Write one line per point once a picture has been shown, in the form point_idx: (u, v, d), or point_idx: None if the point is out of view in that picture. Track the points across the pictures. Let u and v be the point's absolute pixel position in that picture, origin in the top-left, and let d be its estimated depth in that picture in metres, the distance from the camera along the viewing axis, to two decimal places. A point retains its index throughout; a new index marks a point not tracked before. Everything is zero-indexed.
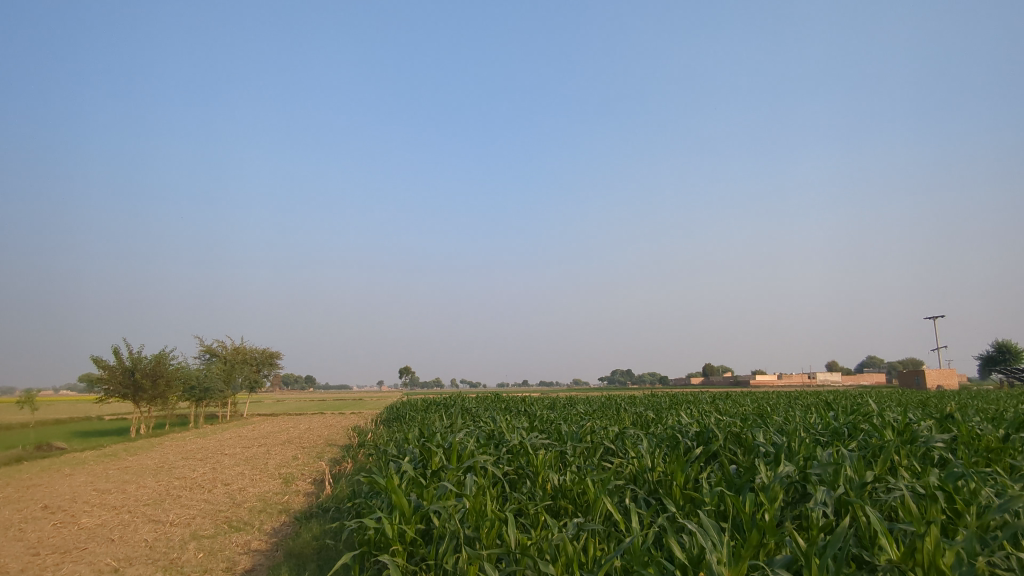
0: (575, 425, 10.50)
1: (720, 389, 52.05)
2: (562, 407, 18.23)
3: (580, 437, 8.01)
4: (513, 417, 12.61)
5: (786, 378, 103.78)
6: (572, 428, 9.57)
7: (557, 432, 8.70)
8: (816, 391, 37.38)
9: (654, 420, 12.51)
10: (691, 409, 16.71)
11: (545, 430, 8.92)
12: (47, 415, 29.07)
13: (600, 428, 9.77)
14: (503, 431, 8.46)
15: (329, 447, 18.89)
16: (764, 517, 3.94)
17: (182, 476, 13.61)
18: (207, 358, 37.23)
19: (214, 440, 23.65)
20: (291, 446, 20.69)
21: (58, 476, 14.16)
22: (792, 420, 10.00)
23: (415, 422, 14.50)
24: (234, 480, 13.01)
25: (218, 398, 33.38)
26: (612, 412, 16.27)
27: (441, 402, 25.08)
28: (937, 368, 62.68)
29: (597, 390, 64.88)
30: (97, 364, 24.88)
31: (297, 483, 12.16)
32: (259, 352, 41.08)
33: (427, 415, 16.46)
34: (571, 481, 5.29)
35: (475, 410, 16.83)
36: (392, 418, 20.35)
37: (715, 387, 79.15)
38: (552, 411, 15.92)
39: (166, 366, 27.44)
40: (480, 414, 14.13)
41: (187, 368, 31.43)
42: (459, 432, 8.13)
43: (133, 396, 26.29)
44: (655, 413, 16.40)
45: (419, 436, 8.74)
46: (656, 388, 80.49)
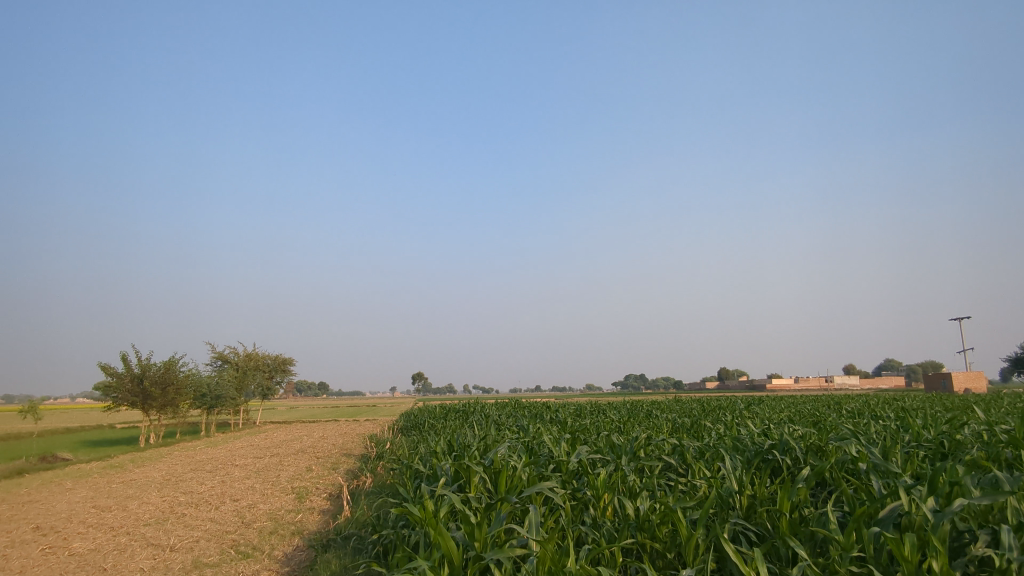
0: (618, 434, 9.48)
1: (740, 394, 50.86)
2: (594, 414, 17.23)
3: (635, 449, 7.02)
4: (544, 426, 11.59)
5: (805, 382, 101.85)
6: (619, 438, 8.56)
7: (606, 445, 7.71)
8: (842, 394, 36.06)
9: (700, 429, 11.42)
10: (732, 416, 15.55)
11: (591, 442, 7.96)
12: (56, 424, 28.47)
13: (649, 438, 8.74)
14: (545, 444, 7.48)
15: (345, 457, 17.97)
16: (937, 570, 2.94)
17: (189, 490, 12.74)
18: (219, 366, 36.64)
19: (224, 450, 22.82)
20: (305, 456, 19.80)
21: (58, 491, 13.35)
22: (866, 427, 8.88)
23: (438, 432, 13.52)
24: (244, 495, 12.09)
25: (230, 406, 32.67)
26: (646, 419, 15.18)
27: (459, 409, 24.07)
28: (965, 371, 60.80)
29: (612, 395, 64.02)
30: (105, 372, 24.16)
31: (311, 498, 11.21)
32: (272, 358, 40.34)
33: (450, 424, 15.50)
34: (650, 511, 4.31)
35: (502, 418, 15.81)
36: (410, 426, 19.40)
37: (733, 391, 77.69)
38: (583, 418, 14.86)
39: (175, 373, 26.68)
40: (506, 423, 13.13)
41: (198, 376, 30.71)
42: (497, 445, 7.16)
43: (142, 404, 25.53)
44: (693, 419, 15.25)
45: (451, 450, 7.77)
46: (672, 394, 79.23)
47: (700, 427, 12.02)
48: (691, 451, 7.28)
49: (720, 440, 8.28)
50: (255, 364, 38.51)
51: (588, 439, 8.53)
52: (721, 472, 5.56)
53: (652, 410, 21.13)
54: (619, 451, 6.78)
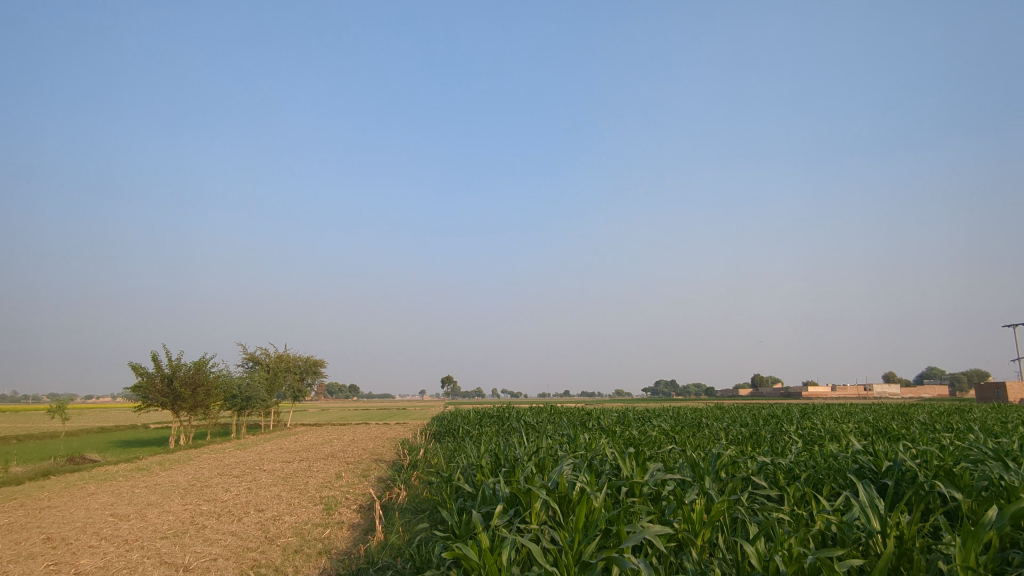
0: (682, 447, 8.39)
1: (778, 402, 49.27)
2: (641, 422, 16.12)
3: (718, 464, 5.93)
4: (593, 436, 10.56)
5: (844, 389, 98.75)
6: (688, 452, 7.47)
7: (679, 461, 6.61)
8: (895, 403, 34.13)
9: (767, 441, 10.26)
10: (791, 427, 14.27)
11: (660, 458, 6.88)
12: (90, 424, 28.43)
13: (723, 453, 7.60)
14: (611, 460, 6.44)
15: (376, 464, 17.19)
16: None
17: (212, 498, 12.04)
18: (251, 367, 36.50)
19: (253, 453, 22.23)
20: (334, 461, 19.07)
21: (81, 496, 12.79)
22: (976, 442, 7.62)
23: (475, 440, 12.57)
24: (269, 505, 11.31)
25: (261, 408, 32.31)
26: (697, 428, 14.02)
27: (493, 415, 23.17)
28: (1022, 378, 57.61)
29: (645, 401, 62.48)
30: (136, 372, 23.86)
31: (341, 511, 10.39)
32: (303, 360, 40.02)
33: (486, 431, 14.56)
34: (778, 561, 3.31)
35: (542, 426, 14.82)
36: (443, 432, 18.54)
37: (770, 399, 75.40)
38: (630, 427, 13.80)
39: (205, 374, 26.30)
40: (549, 431, 12.11)
41: (229, 376, 30.40)
42: (553, 462, 6.20)
43: (172, 405, 25.18)
44: (750, 430, 14.04)
45: (499, 466, 6.81)
46: (706, 400, 77.35)
47: (768, 440, 10.84)
48: (782, 471, 6.16)
49: (809, 459, 7.09)
50: (286, 365, 38.18)
51: (655, 453, 7.45)
52: (842, 500, 4.48)
53: (699, 418, 19.86)
54: (701, 469, 5.70)
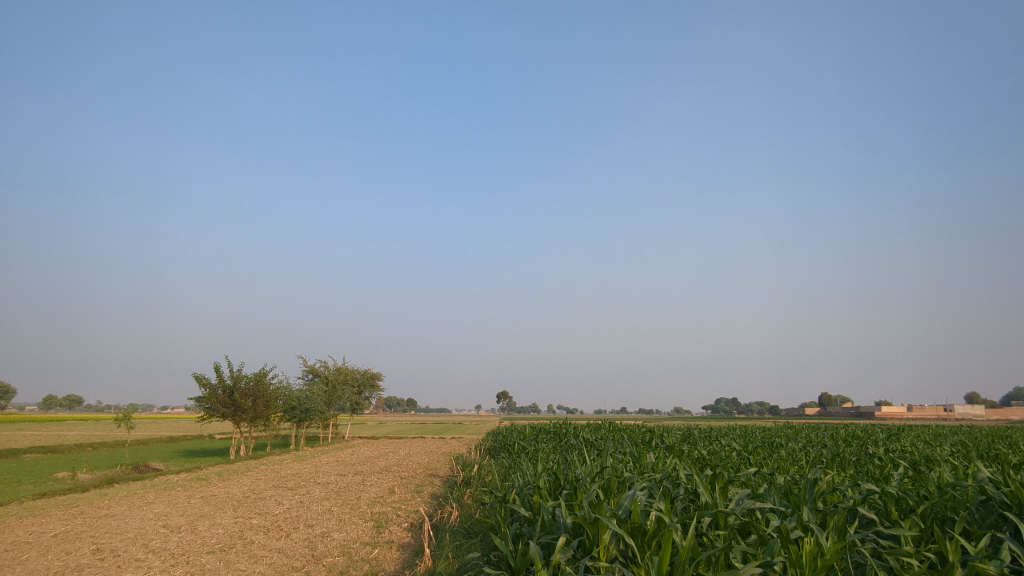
0: (764, 471, 7.53)
1: (849, 421, 46.51)
2: (708, 441, 15.14)
3: (817, 492, 5.10)
4: (659, 456, 9.77)
5: (923, 409, 92.74)
6: (772, 476, 6.66)
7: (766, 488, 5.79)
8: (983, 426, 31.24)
9: (859, 465, 9.20)
10: (879, 450, 12.99)
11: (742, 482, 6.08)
12: (158, 433, 29.28)
13: (816, 477, 6.71)
14: (685, 484, 5.71)
15: (430, 479, 16.73)
16: None
17: (263, 511, 11.85)
18: (310, 379, 37.05)
19: (310, 465, 22.25)
20: (389, 475, 18.75)
21: (139, 505, 12.86)
22: None
23: (532, 456, 11.98)
24: (320, 520, 11.02)
25: (319, 420, 32.57)
26: (770, 449, 12.96)
27: (550, 431, 22.50)
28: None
29: (705, 419, 60.23)
30: (199, 382, 24.36)
31: (391, 529, 9.95)
32: (361, 373, 40.33)
33: (543, 448, 13.94)
34: None
35: (602, 444, 14.02)
36: (498, 448, 17.95)
37: (841, 418, 71.56)
38: (696, 446, 12.85)
39: (265, 386, 26.63)
40: (610, 449, 11.36)
41: (288, 389, 30.80)
42: (620, 485, 5.55)
43: (233, 416, 25.57)
44: (832, 451, 12.84)
45: (559, 488, 6.17)
46: (772, 418, 74.10)
47: (859, 462, 9.79)
48: (890, 500, 5.31)
49: (923, 486, 6.12)
50: (344, 378, 38.52)
51: (735, 477, 6.64)
52: (988, 542, 3.66)
53: (772, 437, 18.58)
54: (798, 497, 4.89)
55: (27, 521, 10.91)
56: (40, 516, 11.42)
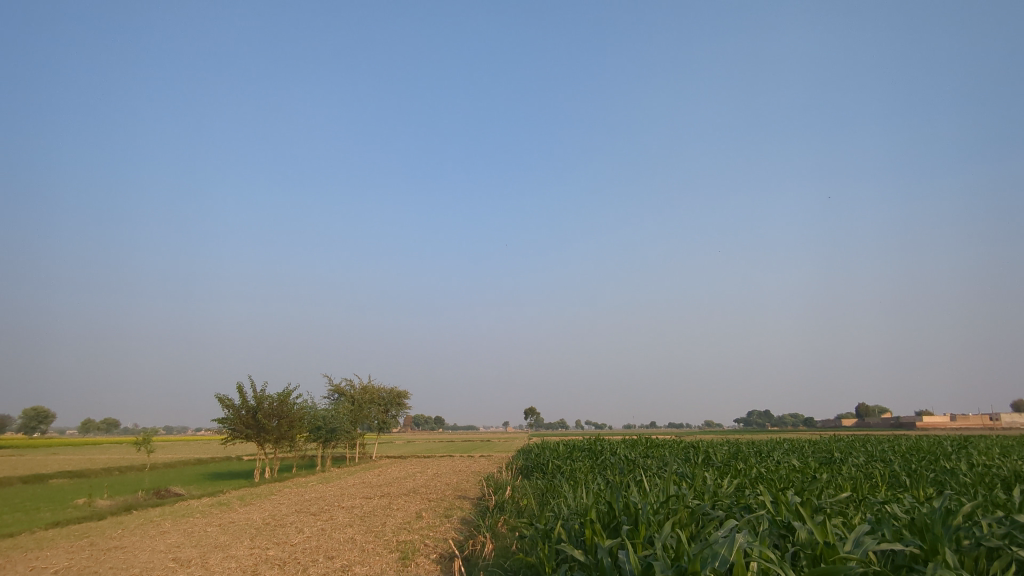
0: (854, 496, 6.48)
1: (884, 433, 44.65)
2: (759, 457, 14.04)
3: (952, 528, 4.11)
4: (717, 477, 8.74)
5: (969, 418, 88.89)
6: (871, 508, 5.62)
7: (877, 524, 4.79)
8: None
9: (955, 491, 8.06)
10: (959, 469, 11.68)
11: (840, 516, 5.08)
12: (183, 457, 28.79)
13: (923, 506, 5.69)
14: (774, 519, 4.75)
15: (460, 502, 15.75)
16: None
17: (282, 541, 11.05)
18: (336, 398, 36.39)
19: (335, 488, 21.41)
20: (416, 497, 17.83)
21: (152, 534, 12.12)
22: None
23: (570, 479, 11.03)
24: (341, 551, 10.17)
25: (346, 440, 31.80)
26: (833, 467, 11.73)
27: (584, 448, 21.42)
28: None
29: (738, 433, 58.39)
30: (222, 404, 23.77)
31: (417, 562, 9.06)
32: (388, 391, 39.57)
33: (581, 468, 12.96)
34: None
35: (645, 463, 12.97)
36: (531, 468, 16.94)
37: (882, 429, 69.01)
38: (750, 464, 11.72)
39: (289, 406, 25.93)
40: (658, 471, 10.35)
41: (314, 408, 30.14)
42: (694, 521, 4.66)
43: (257, 437, 24.90)
44: (906, 469, 11.54)
45: (615, 523, 5.27)
46: (808, 428, 71.83)
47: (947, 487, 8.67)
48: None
49: None
50: (370, 397, 37.78)
51: (827, 506, 5.62)
52: None
53: (828, 452, 17.20)
54: (930, 536, 3.92)
55: (32, 554, 10.24)
56: (47, 548, 10.76)
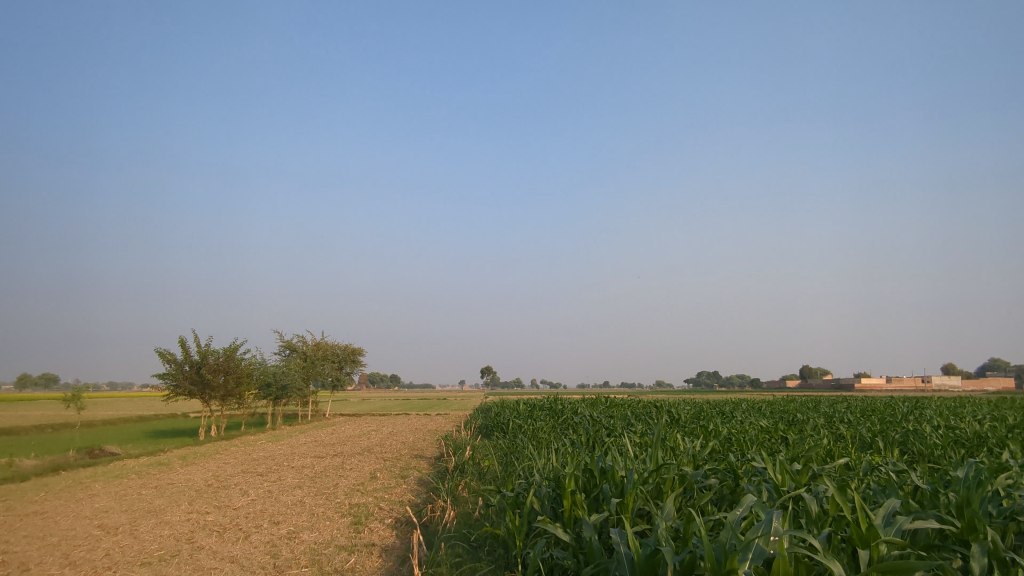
0: (844, 466, 6.07)
1: (827, 394, 46.43)
2: (723, 418, 13.82)
3: (981, 501, 3.65)
4: (691, 439, 8.33)
5: (903, 381, 93.51)
6: (869, 479, 5.21)
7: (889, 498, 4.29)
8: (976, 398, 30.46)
9: (933, 459, 7.85)
10: (921, 432, 11.65)
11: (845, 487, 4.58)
12: (124, 414, 27.38)
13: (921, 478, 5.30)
14: (778, 491, 4.21)
15: (416, 462, 15.13)
16: None
17: (223, 505, 10.24)
18: (287, 354, 35.18)
19: (285, 446, 20.60)
20: (370, 457, 17.15)
21: (78, 498, 11.11)
22: None
23: (534, 440, 10.53)
24: (288, 515, 9.43)
25: (297, 397, 30.80)
26: (798, 429, 11.56)
27: (546, 407, 21.03)
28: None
29: (689, 393, 59.81)
30: (163, 358, 22.40)
31: (370, 528, 8.39)
32: (342, 348, 38.50)
33: (543, 428, 12.47)
34: None
35: (610, 424, 12.60)
36: (491, 429, 16.43)
37: (824, 391, 71.79)
38: (717, 425, 11.45)
39: (236, 362, 24.70)
40: (627, 433, 9.90)
41: (263, 364, 28.96)
42: (688, 497, 4.11)
43: (201, 394, 23.72)
44: (871, 432, 11.42)
45: (597, 494, 4.67)
46: (757, 390, 74.23)
47: (919, 454, 8.49)
48: None
49: None
50: (324, 353, 36.68)
51: (827, 476, 5.12)
52: None
53: (783, 413, 17.26)
54: (962, 509, 3.46)
55: None
56: None
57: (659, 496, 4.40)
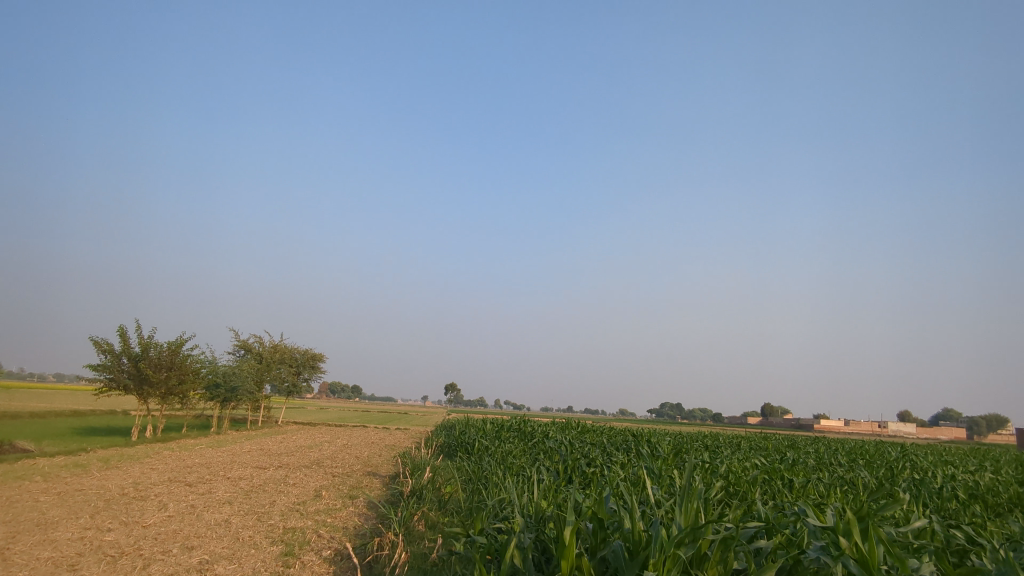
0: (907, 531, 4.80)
1: (793, 435, 45.99)
2: (710, 453, 12.68)
3: None
4: (695, 477, 7.08)
5: (863, 425, 94.34)
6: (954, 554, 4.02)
7: None
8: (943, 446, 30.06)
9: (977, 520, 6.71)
10: (932, 482, 10.61)
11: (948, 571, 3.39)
12: (53, 407, 25.05)
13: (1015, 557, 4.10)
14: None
15: (368, 482, 13.54)
16: None
17: (131, 521, 8.59)
18: (241, 355, 33.10)
19: (227, 453, 18.77)
20: (318, 471, 15.47)
21: None
22: None
23: (505, 465, 9.19)
24: (206, 539, 7.85)
25: (247, 400, 28.79)
26: (797, 472, 10.42)
27: (513, 428, 19.63)
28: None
29: (654, 423, 58.96)
30: (99, 348, 20.42)
31: (302, 563, 6.86)
32: (301, 352, 36.53)
33: (514, 452, 11.16)
34: None
35: (589, 453, 11.33)
36: (454, 449, 14.97)
37: (787, 430, 71.86)
38: (709, 462, 10.24)
39: (179, 357, 22.75)
40: (613, 466, 8.60)
41: (212, 363, 26.96)
42: None
43: (139, 390, 21.73)
44: (879, 478, 10.34)
45: (608, 556, 3.42)
46: (720, 426, 73.83)
47: (949, 512, 7.36)
48: None
49: None
50: (281, 356, 34.67)
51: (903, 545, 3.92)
52: None
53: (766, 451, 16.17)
54: None
55: None
56: None
57: (702, 568, 3.18)
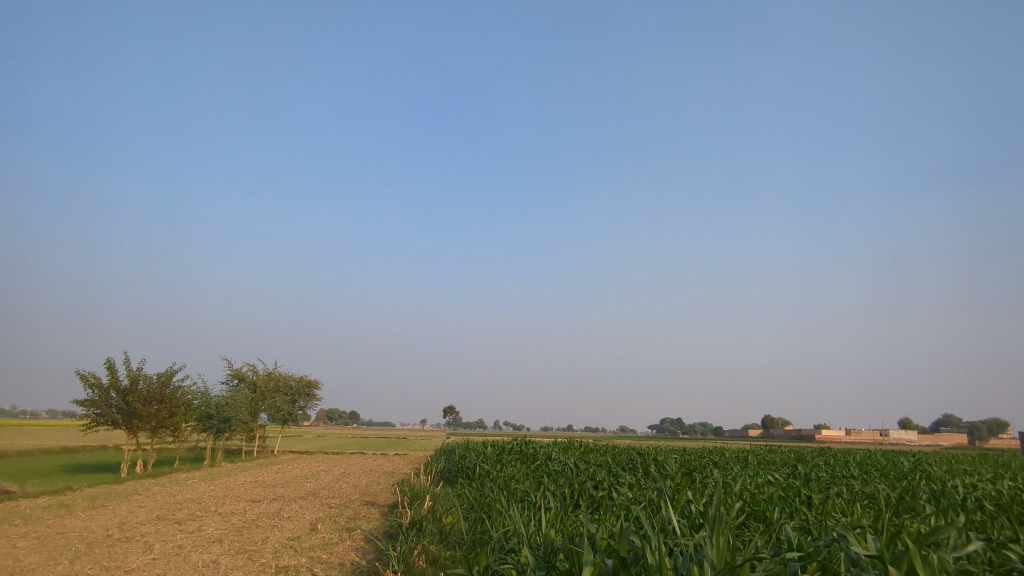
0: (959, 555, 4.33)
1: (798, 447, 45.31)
2: (721, 470, 12.19)
3: None
4: (714, 499, 6.62)
5: (866, 434, 93.65)
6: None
7: None
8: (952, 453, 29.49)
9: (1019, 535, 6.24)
10: (957, 494, 10.12)
11: None
12: (41, 445, 24.38)
13: None
14: None
15: (366, 512, 13.00)
16: None
17: (113, 566, 8.10)
18: (235, 384, 32.49)
19: (219, 486, 18.17)
20: (314, 503, 14.91)
21: None
22: None
23: (509, 491, 8.72)
24: None
25: (241, 431, 28.13)
26: (815, 487, 9.93)
27: (515, 450, 19.09)
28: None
29: (655, 439, 58.17)
30: (86, 383, 19.88)
31: None
32: (296, 380, 35.92)
33: (518, 477, 10.67)
34: None
35: (597, 474, 10.85)
36: (454, 475, 14.43)
37: (790, 441, 71.12)
38: (723, 481, 9.77)
39: (170, 389, 22.20)
40: (623, 488, 8.13)
41: (204, 394, 26.36)
42: None
43: (128, 425, 21.13)
44: (901, 491, 9.85)
45: None
46: (723, 440, 73.07)
47: (985, 526, 6.89)
48: None
49: None
50: (275, 384, 34.06)
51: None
52: None
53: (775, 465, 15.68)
54: None
55: None
56: None
57: None
